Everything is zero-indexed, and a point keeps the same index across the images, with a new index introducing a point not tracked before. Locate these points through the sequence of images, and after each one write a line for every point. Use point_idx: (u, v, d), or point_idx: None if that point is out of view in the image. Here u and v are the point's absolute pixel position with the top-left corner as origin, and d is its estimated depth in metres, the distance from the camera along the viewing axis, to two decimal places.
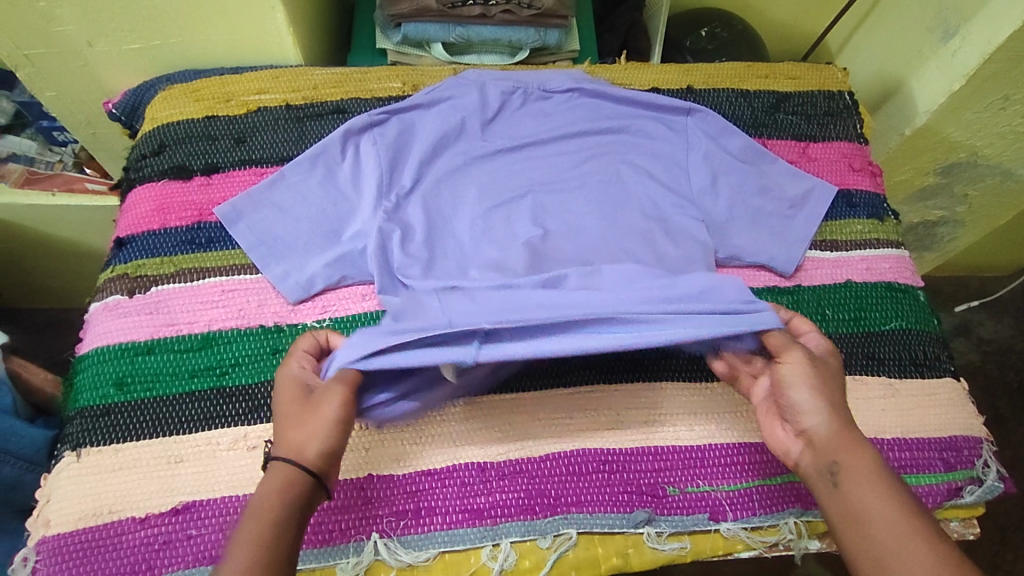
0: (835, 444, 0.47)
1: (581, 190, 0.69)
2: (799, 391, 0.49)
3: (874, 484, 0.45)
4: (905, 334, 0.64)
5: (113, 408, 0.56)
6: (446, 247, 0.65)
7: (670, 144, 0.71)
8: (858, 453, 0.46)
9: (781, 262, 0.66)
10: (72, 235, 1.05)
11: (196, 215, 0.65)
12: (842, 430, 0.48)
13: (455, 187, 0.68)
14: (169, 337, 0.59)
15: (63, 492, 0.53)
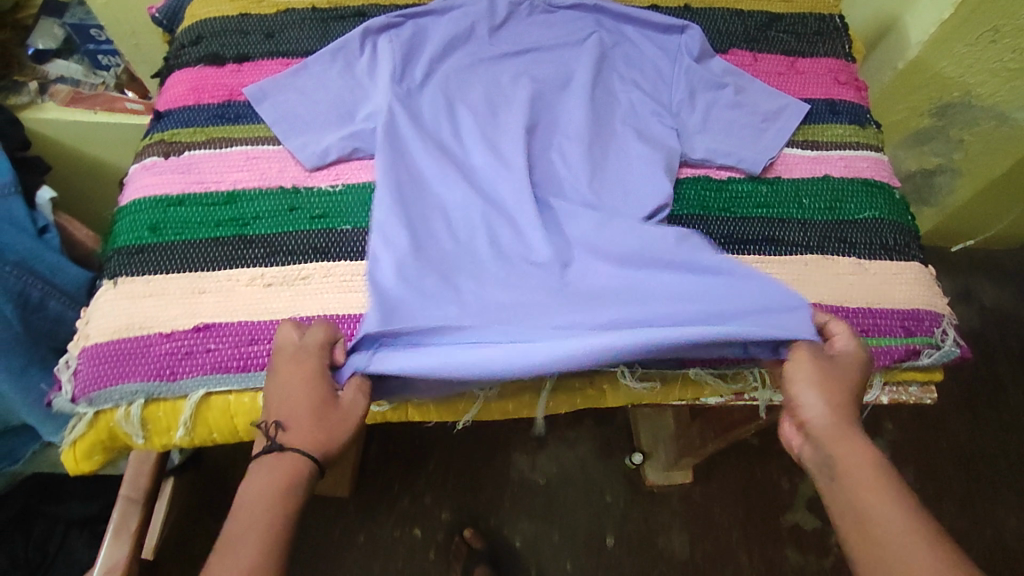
0: (831, 438, 0.51)
1: (575, 91, 0.74)
2: (808, 389, 0.53)
3: (866, 475, 0.49)
4: (878, 223, 0.68)
5: (146, 247, 0.63)
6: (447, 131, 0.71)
7: (660, 58, 0.76)
8: (854, 443, 0.50)
9: (750, 163, 0.70)
10: (113, 153, 1.14)
11: (226, 95, 0.72)
12: (840, 421, 0.52)
13: (461, 82, 0.74)
14: (199, 193, 0.65)
15: (101, 311, 0.59)
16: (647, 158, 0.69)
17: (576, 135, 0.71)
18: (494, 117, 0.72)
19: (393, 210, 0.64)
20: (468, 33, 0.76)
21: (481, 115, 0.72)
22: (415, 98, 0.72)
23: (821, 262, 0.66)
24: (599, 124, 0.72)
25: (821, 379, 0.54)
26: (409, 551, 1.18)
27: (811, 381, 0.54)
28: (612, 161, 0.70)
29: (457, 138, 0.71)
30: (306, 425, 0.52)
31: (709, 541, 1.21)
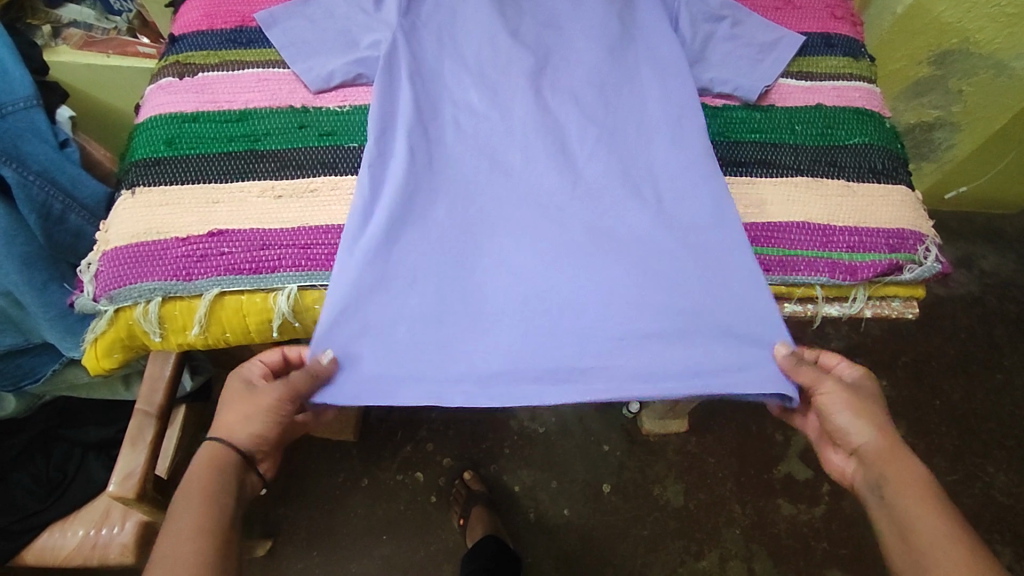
0: (880, 455, 0.55)
1: (585, 29, 0.72)
2: (845, 415, 0.57)
3: (911, 492, 0.53)
4: (867, 148, 0.70)
5: (163, 160, 0.65)
6: (448, 66, 0.70)
7: None
8: (898, 461, 0.55)
9: (748, 90, 0.72)
10: (126, 97, 1.18)
11: (238, 21, 0.74)
12: (884, 440, 0.56)
13: (467, 15, 0.72)
14: (212, 111, 0.68)
15: (121, 217, 0.62)
16: (662, 95, 0.69)
17: (585, 81, 0.70)
18: (496, 57, 0.70)
19: (387, 153, 0.65)
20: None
21: (477, 56, 0.70)
22: (421, 23, 0.71)
23: (811, 184, 0.68)
24: (615, 56, 0.71)
25: (852, 404, 0.57)
26: (411, 494, 1.21)
27: (842, 407, 0.57)
28: (630, 114, 0.69)
29: (458, 72, 0.70)
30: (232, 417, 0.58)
31: (703, 490, 1.23)
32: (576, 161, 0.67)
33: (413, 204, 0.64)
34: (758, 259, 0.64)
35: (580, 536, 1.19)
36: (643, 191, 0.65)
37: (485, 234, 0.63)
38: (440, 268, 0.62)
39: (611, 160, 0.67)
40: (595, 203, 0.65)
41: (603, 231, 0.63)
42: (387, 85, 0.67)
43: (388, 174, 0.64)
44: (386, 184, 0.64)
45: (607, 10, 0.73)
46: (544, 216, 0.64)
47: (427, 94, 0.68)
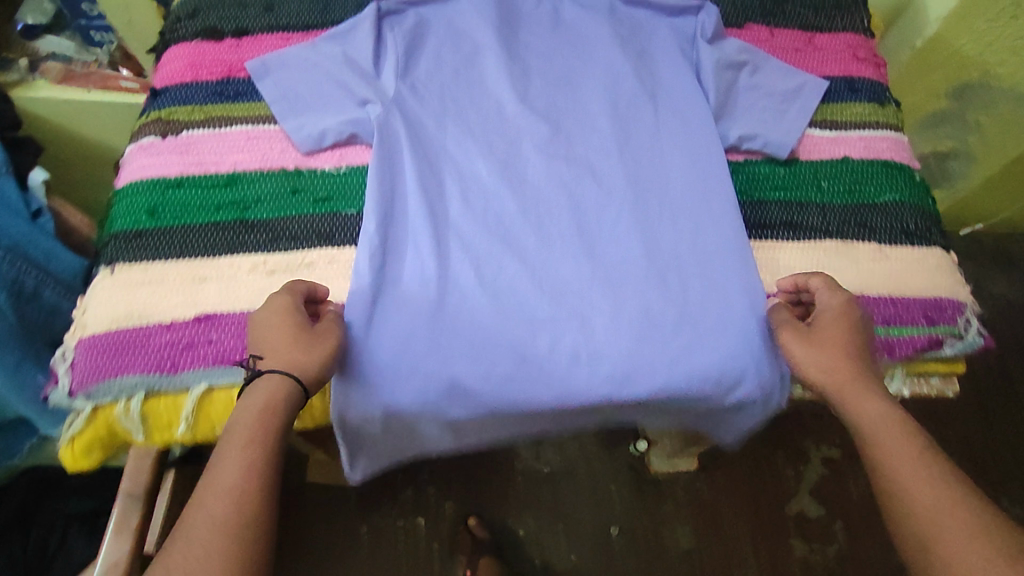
0: (845, 398, 0.51)
1: (596, 89, 0.69)
2: (808, 362, 0.53)
3: (892, 437, 0.48)
4: (898, 206, 0.66)
5: (145, 232, 0.60)
6: (452, 132, 0.66)
7: (672, 40, 0.72)
8: (865, 404, 0.50)
9: (776, 145, 0.68)
10: (110, 132, 1.10)
11: (226, 71, 0.69)
12: (848, 380, 0.51)
13: (471, 81, 0.69)
14: (198, 175, 0.63)
15: (99, 300, 0.57)
16: (683, 157, 0.65)
17: (603, 148, 0.66)
18: (504, 126, 0.67)
19: (389, 235, 0.60)
20: (481, 24, 0.71)
21: (480, 124, 0.67)
22: (422, 85, 0.68)
23: (840, 248, 0.63)
24: (622, 116, 0.68)
25: (816, 352, 0.53)
26: (412, 544, 1.16)
27: (803, 354, 0.53)
28: (649, 184, 0.64)
29: (462, 140, 0.66)
30: (283, 349, 0.50)
31: (714, 533, 1.19)
32: (593, 238, 0.62)
33: (415, 293, 0.58)
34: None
35: None
36: (667, 277, 0.60)
37: (499, 324, 0.58)
38: (448, 363, 0.56)
39: (633, 236, 0.62)
40: (617, 281, 0.60)
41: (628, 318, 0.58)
42: (385, 160, 0.63)
43: (389, 258, 0.60)
44: (388, 272, 0.59)
45: (619, 74, 0.70)
46: (561, 299, 0.59)
47: (430, 165, 0.64)
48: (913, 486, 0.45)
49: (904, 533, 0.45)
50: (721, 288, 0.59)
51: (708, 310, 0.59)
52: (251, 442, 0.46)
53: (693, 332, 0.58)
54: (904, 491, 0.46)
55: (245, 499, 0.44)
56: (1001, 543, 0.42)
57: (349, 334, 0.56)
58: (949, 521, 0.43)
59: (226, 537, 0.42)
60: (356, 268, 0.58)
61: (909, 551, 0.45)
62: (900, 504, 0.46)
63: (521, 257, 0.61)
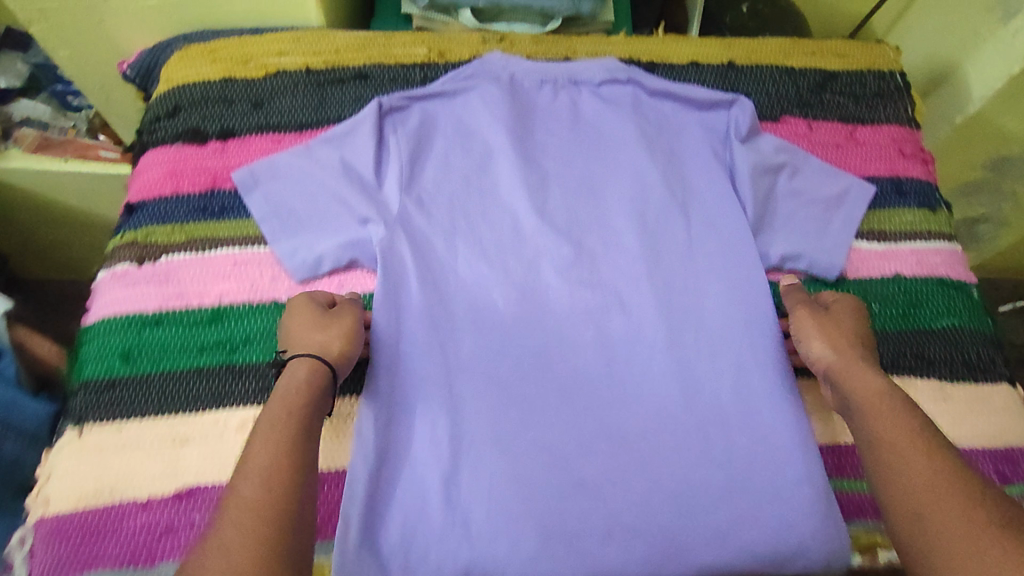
0: (840, 372, 0.52)
1: (621, 202, 0.63)
2: (811, 339, 0.54)
3: (882, 412, 0.47)
4: (957, 333, 0.60)
5: (118, 382, 0.53)
6: (466, 253, 0.60)
7: (701, 141, 0.66)
8: (860, 378, 0.50)
9: (824, 266, 0.62)
10: (85, 204, 0.97)
11: (209, 181, 0.61)
12: (848, 358, 0.52)
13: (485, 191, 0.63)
14: (179, 310, 0.56)
15: (65, 469, 0.51)
16: (714, 286, 0.60)
17: (631, 271, 0.61)
18: (521, 246, 0.61)
19: (397, 386, 0.55)
20: (494, 122, 0.64)
21: (494, 244, 0.61)
22: (431, 198, 0.61)
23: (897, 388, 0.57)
24: (654, 234, 0.62)
25: (814, 328, 0.55)
26: None
27: (807, 330, 0.55)
28: (687, 320, 0.59)
29: (478, 264, 0.60)
30: (314, 333, 0.52)
31: None
32: (624, 382, 0.57)
33: (428, 457, 0.53)
34: (851, 500, 0.56)
35: None
36: (708, 433, 0.55)
37: (523, 495, 0.51)
38: (466, 544, 0.50)
39: (663, 382, 0.57)
40: (658, 435, 0.55)
41: (664, 482, 0.53)
42: (390, 293, 0.57)
43: (397, 413, 0.54)
44: (396, 431, 0.54)
45: (646, 179, 0.64)
46: (589, 453, 0.54)
47: (440, 296, 0.58)
48: (903, 460, 0.44)
49: (890, 505, 0.43)
50: (769, 447, 0.55)
51: (750, 469, 0.54)
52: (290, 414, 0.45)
53: (739, 503, 0.53)
54: (893, 467, 0.44)
55: (280, 483, 0.41)
56: (995, 513, 0.39)
57: (352, 509, 0.51)
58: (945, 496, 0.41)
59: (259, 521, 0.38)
60: (360, 429, 0.54)
61: (899, 519, 0.42)
62: (887, 483, 0.44)
63: (541, 410, 0.55)
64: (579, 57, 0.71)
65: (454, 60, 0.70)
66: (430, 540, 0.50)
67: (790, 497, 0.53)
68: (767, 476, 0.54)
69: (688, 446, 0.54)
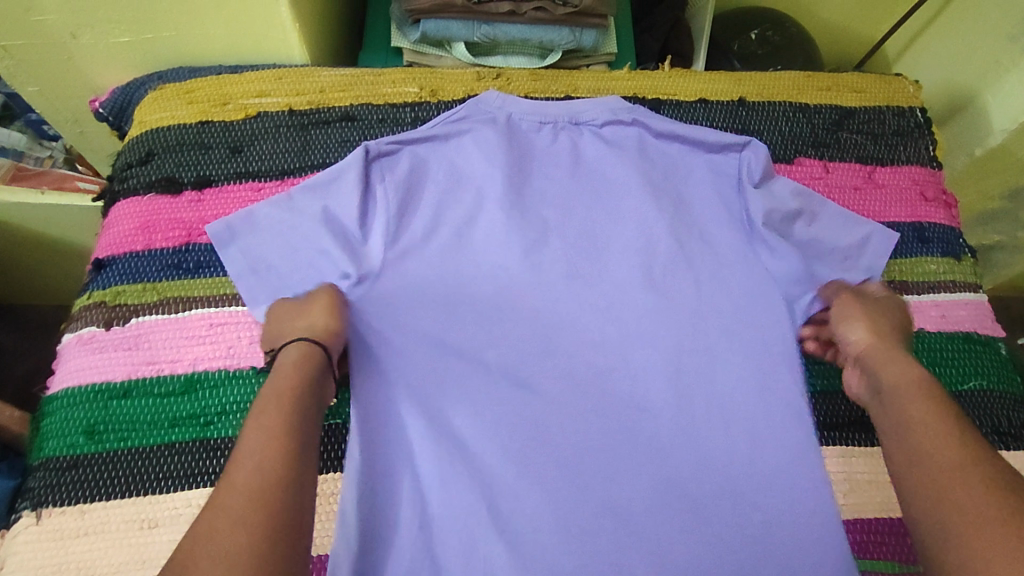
0: (874, 358, 0.49)
1: (624, 254, 0.61)
2: (849, 322, 0.53)
3: (912, 390, 0.45)
4: (985, 396, 0.56)
5: (81, 461, 0.49)
6: (462, 312, 0.57)
7: (707, 189, 0.64)
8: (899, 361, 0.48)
9: None
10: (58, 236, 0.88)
11: (183, 235, 0.58)
12: (886, 344, 0.50)
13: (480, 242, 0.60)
14: (149, 378, 0.52)
15: (21, 560, 0.46)
16: (722, 345, 0.57)
17: (634, 327, 0.57)
18: (517, 303, 0.58)
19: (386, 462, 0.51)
20: (488, 170, 0.62)
21: (489, 302, 0.58)
22: (419, 254, 0.58)
23: None
24: (660, 289, 0.59)
25: (854, 310, 0.53)
26: None
27: (847, 313, 0.53)
28: (698, 381, 0.55)
29: (473, 323, 0.57)
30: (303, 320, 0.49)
31: None
32: (634, 451, 0.53)
33: (417, 540, 0.48)
34: None
35: None
36: (719, 510, 0.51)
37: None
38: None
39: (671, 452, 0.53)
40: (667, 514, 0.51)
41: (673, 566, 0.49)
42: (382, 359, 0.54)
43: (382, 492, 0.50)
44: (382, 512, 0.50)
45: (650, 230, 0.61)
46: (595, 535, 0.49)
47: (432, 361, 0.54)
48: (934, 437, 0.42)
49: (908, 486, 0.41)
50: (785, 527, 0.51)
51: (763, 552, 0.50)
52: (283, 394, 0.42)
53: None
54: (919, 445, 0.42)
55: (270, 457, 0.37)
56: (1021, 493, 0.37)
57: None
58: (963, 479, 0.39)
59: (249, 500, 0.35)
60: (343, 510, 0.50)
61: (922, 495, 0.40)
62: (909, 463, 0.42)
63: (541, 485, 0.50)
64: (581, 94, 0.68)
65: (447, 98, 0.66)
66: None
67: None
68: (784, 558, 0.50)
69: (699, 525, 0.50)
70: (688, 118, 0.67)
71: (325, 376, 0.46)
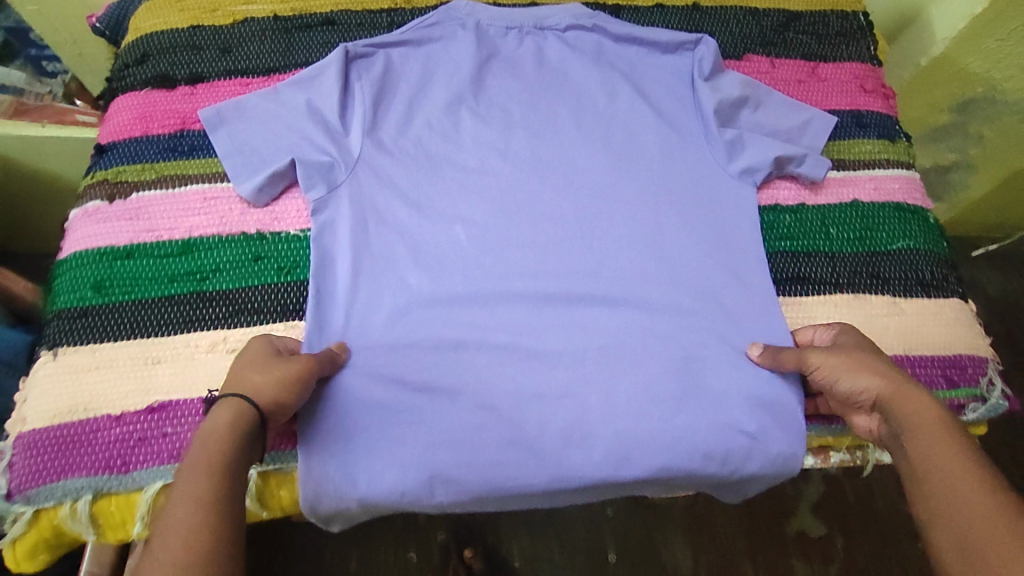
0: (892, 402, 0.48)
1: (585, 142, 0.66)
2: (844, 377, 0.50)
3: (934, 437, 0.45)
4: (911, 255, 0.62)
5: (90, 311, 0.55)
6: (434, 190, 0.63)
7: (660, 84, 0.69)
8: (915, 404, 0.47)
9: (810, 177, 0.64)
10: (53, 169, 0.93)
11: (178, 123, 0.63)
12: (893, 384, 0.49)
13: (450, 131, 0.65)
14: (150, 242, 0.57)
15: (39, 391, 0.52)
16: (669, 216, 0.62)
17: (591, 204, 0.63)
18: (485, 182, 0.63)
19: (363, 311, 0.57)
20: (456, 68, 0.67)
21: (459, 183, 0.63)
22: (392, 141, 0.64)
23: (853, 303, 0.60)
24: (618, 169, 0.64)
25: (844, 363, 0.50)
26: None
27: (835, 369, 0.51)
28: (648, 248, 0.61)
29: (446, 202, 0.62)
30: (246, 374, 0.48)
31: None
32: (589, 305, 0.59)
33: (395, 373, 0.55)
34: (813, 405, 0.57)
35: None
36: (664, 352, 0.57)
37: (488, 410, 0.54)
38: (428, 454, 0.53)
39: (621, 307, 0.59)
40: (616, 352, 0.57)
41: (624, 400, 0.55)
42: (357, 225, 0.59)
43: (365, 337, 0.56)
44: (360, 353, 0.55)
45: (608, 122, 0.67)
46: (548, 377, 0.56)
47: (406, 231, 0.61)
48: (962, 493, 0.43)
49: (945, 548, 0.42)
50: (724, 364, 0.57)
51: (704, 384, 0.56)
52: (206, 456, 0.43)
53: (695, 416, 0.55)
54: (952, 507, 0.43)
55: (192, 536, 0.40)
56: None
57: (315, 424, 0.53)
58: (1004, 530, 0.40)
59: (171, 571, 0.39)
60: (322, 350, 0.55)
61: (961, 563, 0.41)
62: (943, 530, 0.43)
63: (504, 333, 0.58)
64: (545, 2, 0.73)
65: (420, 5, 0.72)
66: (396, 444, 0.53)
67: (743, 403, 0.56)
68: (722, 386, 0.56)
69: (643, 360, 0.57)
70: (645, 22, 0.72)
71: (252, 445, 0.46)
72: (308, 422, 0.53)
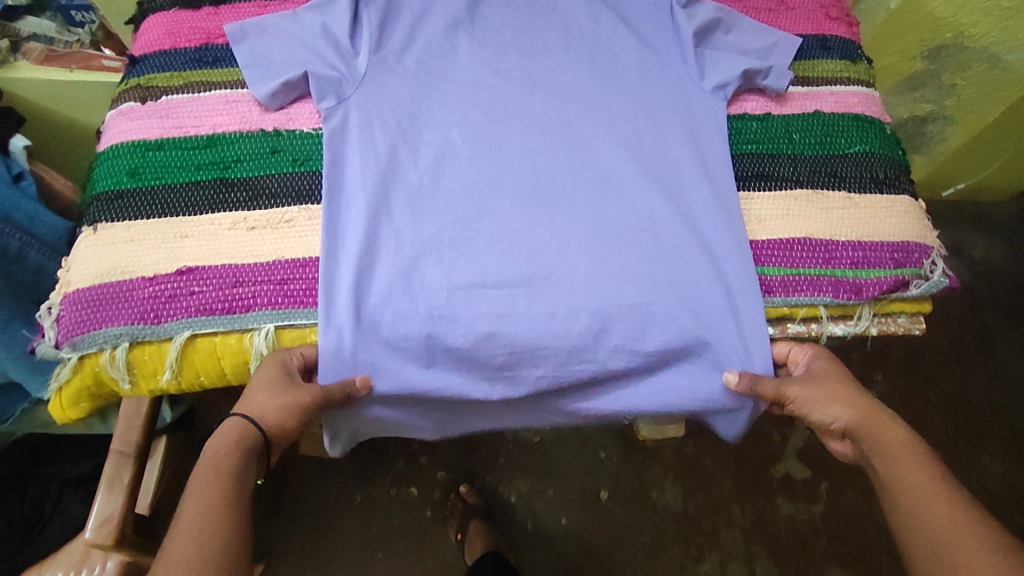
0: (864, 427, 0.56)
1: (571, 63, 0.72)
2: (821, 400, 0.57)
3: (899, 458, 0.53)
4: (866, 158, 0.68)
5: (125, 193, 0.61)
6: (433, 103, 0.69)
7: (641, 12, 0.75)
8: (885, 430, 0.55)
9: (774, 89, 0.70)
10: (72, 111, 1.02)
11: (203, 38, 0.70)
12: (866, 412, 0.56)
13: (447, 52, 0.72)
14: (178, 137, 0.64)
15: (82, 258, 0.59)
16: (645, 126, 0.69)
17: (575, 116, 0.69)
18: (478, 96, 0.70)
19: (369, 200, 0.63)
20: None
21: (455, 95, 0.70)
22: (396, 59, 0.70)
23: (811, 197, 0.66)
24: (600, 85, 0.71)
25: (821, 392, 0.57)
26: (405, 508, 1.09)
27: (813, 399, 0.57)
28: (624, 152, 0.67)
29: (443, 113, 0.69)
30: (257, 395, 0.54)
31: (702, 492, 1.12)
32: (571, 200, 0.65)
33: (397, 255, 0.62)
34: (777, 280, 0.63)
35: (579, 545, 1.08)
36: (639, 242, 0.64)
37: (483, 287, 0.61)
38: (425, 323, 0.60)
39: (601, 202, 0.65)
40: (597, 241, 0.64)
41: (597, 283, 0.62)
42: (364, 129, 0.66)
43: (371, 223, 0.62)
44: (368, 235, 0.62)
45: (593, 46, 0.73)
46: (533, 262, 0.63)
47: (407, 137, 0.67)
48: (924, 497, 0.50)
49: (912, 547, 0.49)
50: (690, 252, 0.63)
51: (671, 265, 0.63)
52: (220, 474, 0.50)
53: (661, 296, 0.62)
54: (915, 510, 0.50)
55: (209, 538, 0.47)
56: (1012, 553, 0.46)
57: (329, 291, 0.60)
58: (965, 531, 0.48)
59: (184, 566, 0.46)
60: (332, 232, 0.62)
61: (923, 556, 0.49)
62: (910, 531, 0.50)
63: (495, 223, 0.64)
64: None
65: None
66: (398, 309, 0.60)
67: (706, 283, 0.62)
68: (687, 267, 0.63)
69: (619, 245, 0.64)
70: None
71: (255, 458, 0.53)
72: (321, 291, 0.59)
